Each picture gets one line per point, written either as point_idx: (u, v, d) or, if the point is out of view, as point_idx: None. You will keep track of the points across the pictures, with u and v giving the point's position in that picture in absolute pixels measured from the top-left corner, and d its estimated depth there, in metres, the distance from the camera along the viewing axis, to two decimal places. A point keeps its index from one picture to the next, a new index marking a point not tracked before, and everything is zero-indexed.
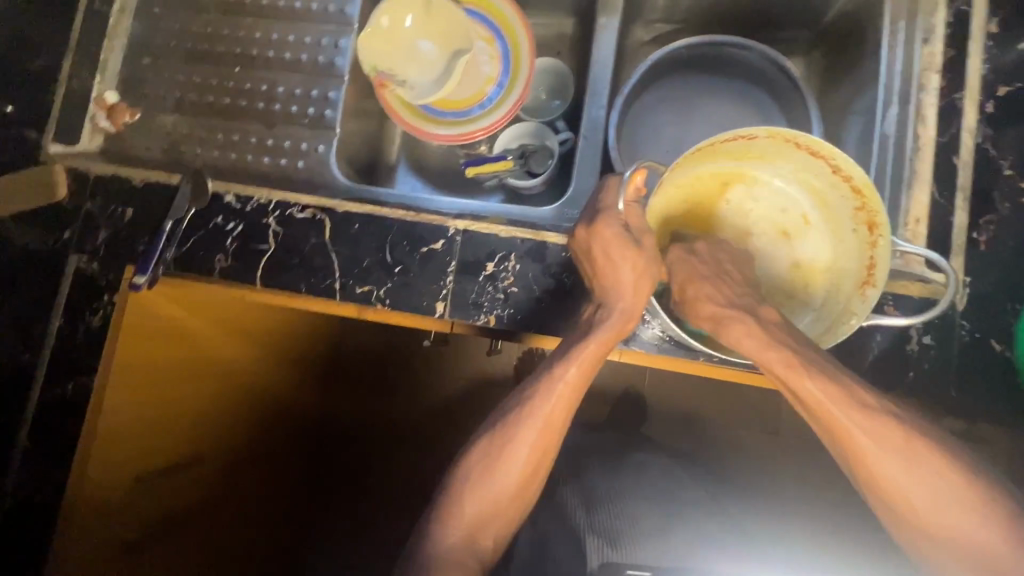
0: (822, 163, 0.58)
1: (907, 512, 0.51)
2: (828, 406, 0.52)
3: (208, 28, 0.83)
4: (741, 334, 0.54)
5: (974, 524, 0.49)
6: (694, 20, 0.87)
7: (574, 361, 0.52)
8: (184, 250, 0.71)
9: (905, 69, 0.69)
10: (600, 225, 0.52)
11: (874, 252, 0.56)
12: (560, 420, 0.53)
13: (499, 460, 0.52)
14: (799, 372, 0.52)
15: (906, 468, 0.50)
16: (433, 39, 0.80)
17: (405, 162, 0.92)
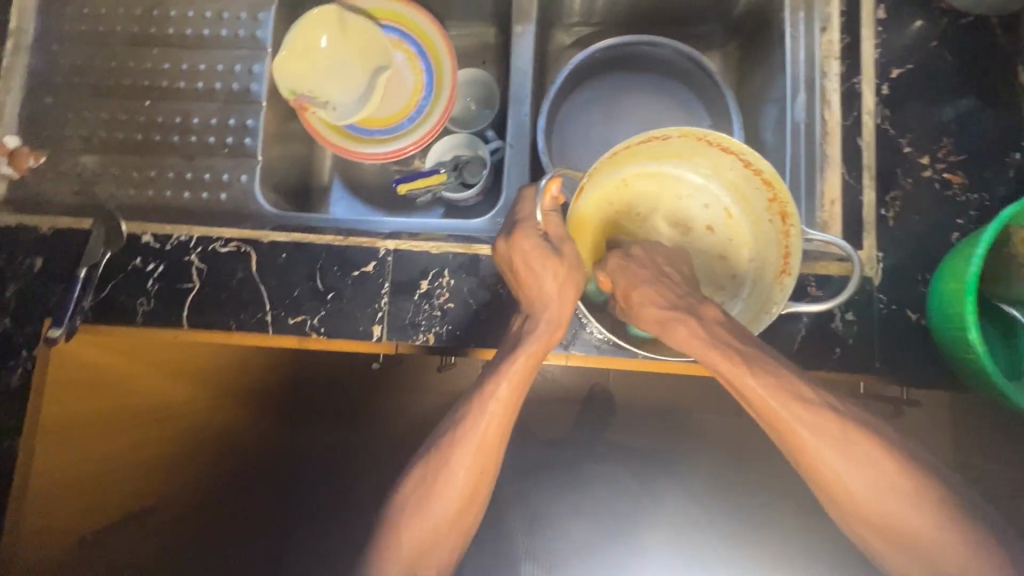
0: (732, 158, 0.60)
1: (855, 507, 0.53)
2: (768, 402, 0.53)
3: (112, 61, 0.79)
4: (684, 337, 0.56)
5: (918, 518, 0.50)
6: (612, 20, 0.88)
7: (506, 376, 0.54)
8: (103, 296, 0.68)
9: (808, 57, 0.72)
10: (518, 238, 0.55)
11: (788, 241, 0.59)
12: (497, 435, 0.55)
13: (439, 481, 0.54)
14: (741, 368, 0.54)
15: (849, 464, 0.52)
16: (352, 58, 0.79)
17: (340, 180, 0.89)
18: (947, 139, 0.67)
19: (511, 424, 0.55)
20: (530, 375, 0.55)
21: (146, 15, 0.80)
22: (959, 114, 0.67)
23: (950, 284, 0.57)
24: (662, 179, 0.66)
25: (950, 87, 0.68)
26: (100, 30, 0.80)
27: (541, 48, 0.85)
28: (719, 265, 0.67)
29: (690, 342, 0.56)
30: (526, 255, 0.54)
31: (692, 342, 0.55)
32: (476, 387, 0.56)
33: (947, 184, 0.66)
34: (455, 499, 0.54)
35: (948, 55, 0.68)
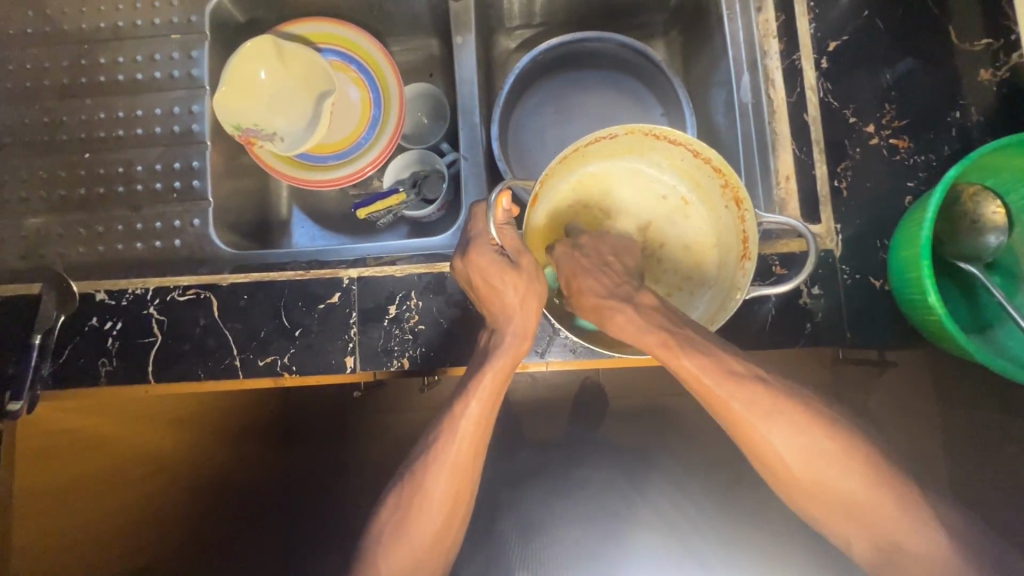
0: (680, 148, 0.61)
1: (788, 474, 0.55)
2: (706, 382, 0.54)
3: (45, 117, 0.77)
4: (622, 324, 0.56)
5: (843, 478, 0.53)
6: (553, 20, 0.88)
7: (475, 397, 0.53)
8: (63, 360, 0.66)
9: (747, 39, 0.73)
10: (473, 254, 0.55)
11: (743, 225, 0.59)
12: (470, 456, 0.54)
13: (416, 508, 0.54)
14: (675, 351, 0.54)
15: (782, 433, 0.54)
16: (294, 86, 0.77)
17: (299, 209, 0.86)
18: (889, 105, 0.68)
19: (484, 441, 0.55)
20: (499, 392, 0.54)
21: (75, 65, 0.78)
22: (898, 79, 0.68)
23: (908, 248, 0.57)
24: (619, 177, 0.66)
25: (887, 54, 0.69)
26: (28, 86, 0.77)
27: (486, 56, 0.85)
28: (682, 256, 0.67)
29: (629, 327, 0.56)
30: (484, 270, 0.54)
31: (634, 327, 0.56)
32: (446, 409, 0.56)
33: (897, 146, 0.67)
34: (434, 524, 0.54)
35: (882, 23, 0.69)
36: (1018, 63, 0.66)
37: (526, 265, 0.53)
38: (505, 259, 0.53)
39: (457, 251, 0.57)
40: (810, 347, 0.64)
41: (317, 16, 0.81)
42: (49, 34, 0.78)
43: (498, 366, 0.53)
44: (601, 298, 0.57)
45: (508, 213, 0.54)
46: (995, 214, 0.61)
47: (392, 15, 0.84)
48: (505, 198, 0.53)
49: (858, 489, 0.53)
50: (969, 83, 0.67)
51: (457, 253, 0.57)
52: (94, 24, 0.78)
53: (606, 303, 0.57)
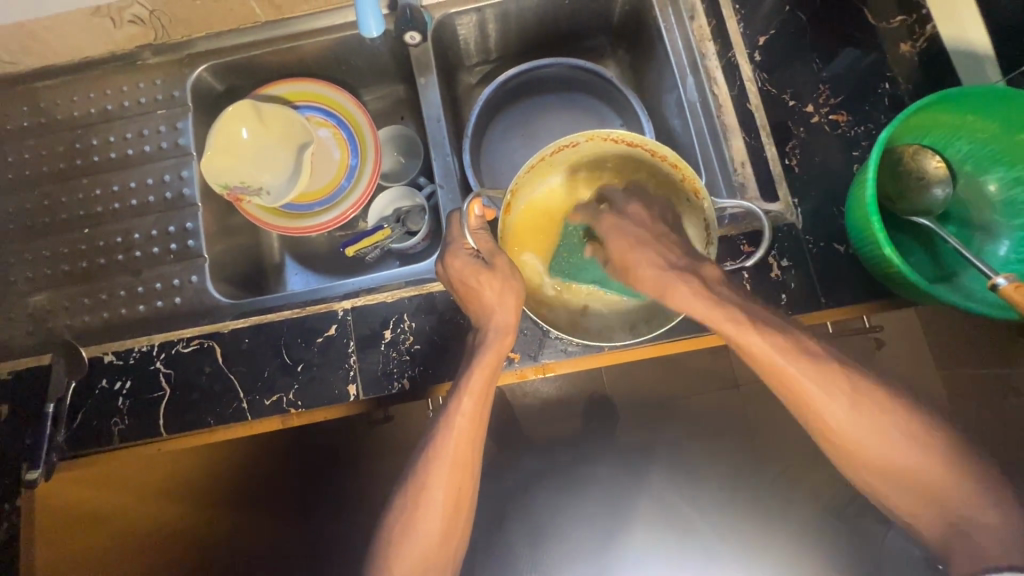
0: (638, 151, 0.65)
1: (844, 442, 0.53)
2: (777, 358, 0.53)
3: (45, 199, 0.82)
4: (686, 299, 0.56)
5: (905, 448, 0.51)
6: (509, 54, 0.94)
7: (468, 392, 0.56)
8: (76, 425, 0.68)
9: (685, 46, 0.79)
10: (449, 260, 0.59)
11: (704, 212, 0.63)
12: (468, 449, 0.56)
13: (420, 503, 0.56)
14: (748, 328, 0.54)
15: (859, 419, 0.52)
16: (275, 143, 0.82)
17: (291, 257, 0.90)
18: (824, 85, 0.73)
19: (481, 434, 0.57)
20: (491, 385, 0.57)
21: (71, 149, 0.83)
22: (827, 62, 0.74)
23: (858, 206, 0.61)
24: (588, 184, 0.71)
25: (814, 41, 0.75)
26: (28, 174, 0.83)
27: (450, 93, 0.91)
28: None
29: (690, 304, 0.56)
30: (461, 271, 0.58)
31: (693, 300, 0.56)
32: (442, 407, 0.58)
33: (839, 121, 0.72)
34: (437, 520, 0.56)
35: (804, 15, 0.76)
36: (933, 33, 0.72)
37: (500, 265, 0.57)
38: (480, 261, 0.58)
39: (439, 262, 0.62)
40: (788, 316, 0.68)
41: (302, 76, 0.87)
42: (44, 124, 0.84)
43: (487, 360, 0.57)
44: (667, 270, 0.58)
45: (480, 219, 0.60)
46: (937, 168, 0.66)
47: (359, 69, 0.90)
48: (476, 207, 0.59)
49: (923, 462, 0.51)
50: (891, 57, 0.73)
51: (439, 263, 0.61)
52: (85, 110, 0.84)
53: (674, 276, 0.57)
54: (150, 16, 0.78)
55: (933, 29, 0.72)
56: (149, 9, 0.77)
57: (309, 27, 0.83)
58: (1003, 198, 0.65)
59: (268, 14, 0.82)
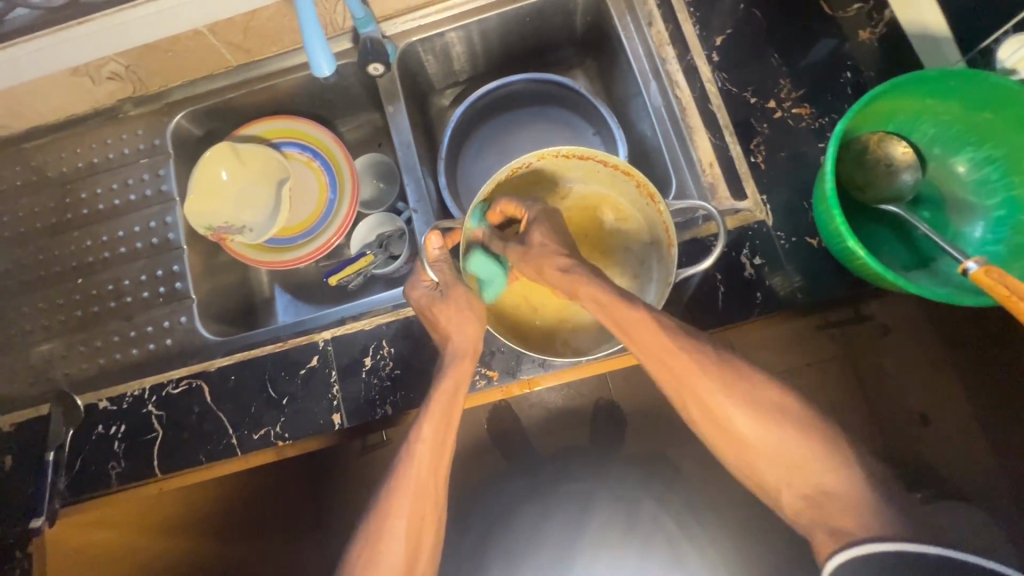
0: (593, 162, 0.68)
1: (727, 430, 0.57)
2: (673, 360, 0.57)
3: (40, 254, 0.85)
4: (592, 293, 0.60)
5: (778, 434, 0.56)
6: (478, 74, 0.96)
7: (427, 418, 0.60)
8: (75, 472, 0.70)
9: (645, 52, 0.79)
10: (411, 291, 0.65)
11: (664, 217, 0.65)
12: (430, 474, 0.60)
13: (384, 534, 0.58)
14: (654, 331, 0.57)
15: (732, 401, 0.57)
16: (254, 181, 0.85)
17: (281, 289, 0.92)
18: (785, 79, 0.73)
19: (443, 461, 0.60)
20: (450, 410, 0.61)
21: (63, 204, 0.87)
22: (787, 57, 0.74)
23: (822, 202, 0.61)
24: (550, 199, 0.74)
25: (774, 37, 0.75)
26: (23, 231, 0.86)
27: (422, 118, 0.93)
28: (616, 257, 0.74)
29: (594, 300, 0.60)
30: (422, 301, 0.64)
31: (596, 298, 0.59)
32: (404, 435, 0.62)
33: (802, 115, 0.72)
34: (400, 549, 0.57)
35: (760, 12, 0.76)
36: (892, 18, 0.72)
37: (459, 293, 0.62)
38: (441, 292, 0.63)
39: (411, 290, 0.65)
40: (764, 314, 0.68)
41: (288, 114, 0.90)
42: (36, 181, 0.88)
43: (447, 386, 0.61)
44: (557, 270, 0.62)
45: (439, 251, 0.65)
46: (904, 154, 0.65)
47: (333, 102, 0.92)
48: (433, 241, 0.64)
49: (799, 446, 0.55)
50: (852, 46, 0.72)
51: (411, 291, 0.65)
52: (74, 165, 0.88)
53: (567, 277, 0.61)
54: (126, 71, 0.81)
55: (892, 15, 0.72)
56: (125, 65, 0.80)
57: (278, 67, 0.85)
58: (974, 178, 0.64)
59: (238, 59, 0.84)
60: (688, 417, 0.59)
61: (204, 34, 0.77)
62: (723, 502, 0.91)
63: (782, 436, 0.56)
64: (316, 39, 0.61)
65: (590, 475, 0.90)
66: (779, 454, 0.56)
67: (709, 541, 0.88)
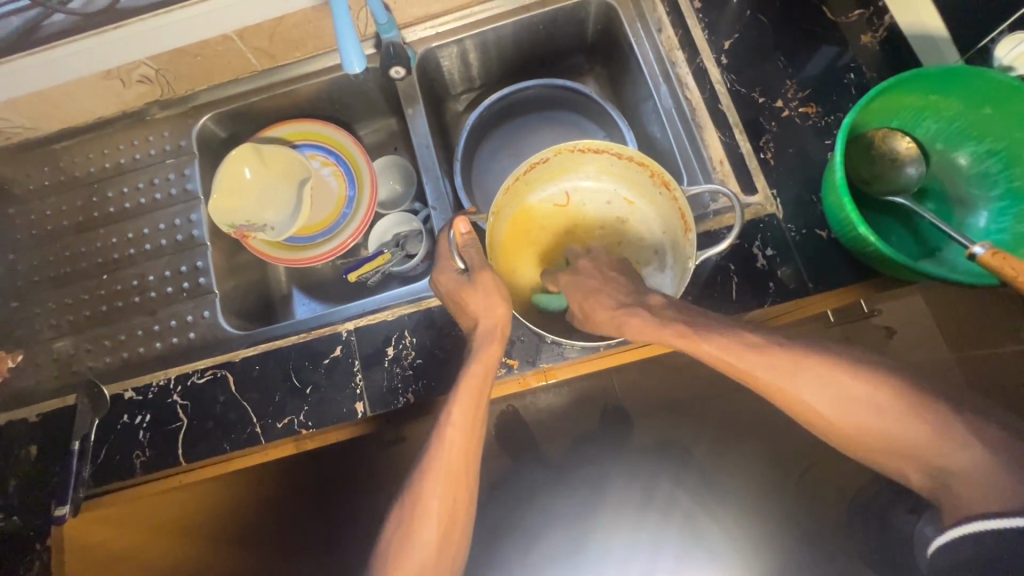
0: (606, 154, 0.71)
1: (835, 423, 0.56)
2: (731, 361, 0.57)
3: (65, 252, 0.87)
4: (638, 327, 0.61)
5: (869, 411, 0.54)
6: (491, 81, 0.99)
7: (458, 404, 0.61)
8: (101, 460, 0.72)
9: (655, 56, 0.82)
10: (439, 275, 0.68)
11: (679, 204, 0.68)
12: (462, 457, 0.60)
13: (417, 519, 0.59)
14: (695, 341, 0.58)
15: (814, 390, 0.56)
16: (275, 181, 0.87)
17: (299, 287, 0.93)
18: (791, 81, 0.76)
19: (475, 442, 0.62)
20: (480, 394, 0.62)
21: (89, 204, 0.89)
22: (793, 60, 0.77)
23: (833, 193, 0.63)
24: (565, 195, 0.77)
25: (779, 42, 0.78)
26: (49, 229, 0.88)
27: (438, 121, 0.96)
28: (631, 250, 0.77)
29: (639, 328, 0.61)
30: (449, 287, 0.67)
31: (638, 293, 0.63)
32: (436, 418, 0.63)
33: (808, 114, 0.75)
34: (435, 531, 0.59)
35: (764, 19, 0.80)
36: (891, 22, 0.76)
37: (487, 277, 0.64)
38: (465, 278, 0.65)
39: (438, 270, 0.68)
40: (776, 303, 0.69)
41: (310, 118, 0.93)
42: (63, 182, 0.90)
43: (477, 372, 0.62)
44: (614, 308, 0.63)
45: (467, 235, 0.67)
46: (908, 149, 0.68)
47: (351, 106, 0.95)
48: (461, 226, 0.67)
49: (898, 426, 0.53)
50: (855, 49, 0.76)
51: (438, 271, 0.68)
52: (101, 165, 0.90)
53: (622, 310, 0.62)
54: (156, 74, 0.84)
55: (892, 19, 0.75)
56: (155, 69, 0.83)
57: (300, 72, 0.89)
58: (976, 171, 0.67)
59: (264, 64, 0.87)
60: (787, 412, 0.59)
61: (233, 39, 0.80)
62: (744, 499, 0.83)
63: (881, 419, 0.54)
64: (349, 39, 0.64)
65: None
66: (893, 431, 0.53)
67: (734, 534, 0.83)
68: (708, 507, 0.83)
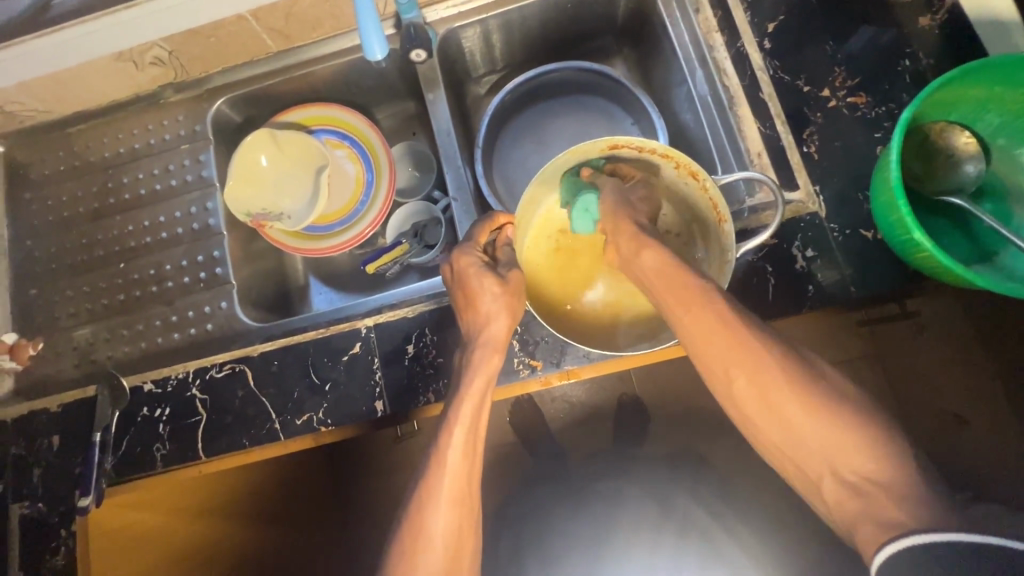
0: (625, 149, 0.68)
1: (803, 442, 0.55)
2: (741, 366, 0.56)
3: (82, 239, 0.86)
4: (698, 318, 0.58)
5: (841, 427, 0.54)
6: (514, 64, 0.95)
7: (457, 422, 0.60)
8: (121, 452, 0.72)
9: (692, 39, 0.78)
10: (459, 255, 0.65)
11: (709, 193, 0.65)
12: (463, 481, 0.59)
13: (419, 543, 0.57)
14: (744, 356, 0.56)
15: (800, 411, 0.55)
16: (290, 168, 0.84)
17: (316, 277, 0.92)
18: (839, 68, 0.71)
19: (474, 464, 0.60)
20: (479, 411, 0.60)
21: (105, 190, 0.87)
22: (842, 45, 0.72)
23: (887, 194, 0.59)
24: None
25: (827, 24, 0.73)
26: (65, 215, 0.87)
27: (459, 106, 0.92)
28: None
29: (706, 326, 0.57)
30: (467, 269, 0.64)
31: (659, 265, 0.62)
32: (432, 438, 0.61)
33: (857, 105, 0.70)
34: (440, 558, 0.57)
35: None
36: (953, 4, 0.70)
37: (511, 279, 0.64)
38: (487, 267, 0.64)
39: (456, 253, 0.65)
40: (814, 308, 0.66)
41: (326, 102, 0.89)
42: (77, 167, 0.89)
43: (477, 385, 0.60)
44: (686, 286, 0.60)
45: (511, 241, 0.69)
46: (967, 144, 0.64)
47: (370, 90, 0.92)
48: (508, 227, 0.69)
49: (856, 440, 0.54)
50: (911, 33, 0.70)
51: (456, 256, 0.65)
52: (115, 150, 0.88)
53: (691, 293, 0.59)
54: (170, 56, 0.81)
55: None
56: (168, 50, 0.80)
57: (317, 54, 0.85)
58: None
59: (279, 45, 0.84)
60: (752, 418, 0.58)
61: (248, 19, 0.77)
62: None
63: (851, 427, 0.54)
64: (370, 22, 0.60)
65: (619, 468, 0.89)
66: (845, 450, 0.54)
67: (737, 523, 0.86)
68: (715, 499, 0.88)
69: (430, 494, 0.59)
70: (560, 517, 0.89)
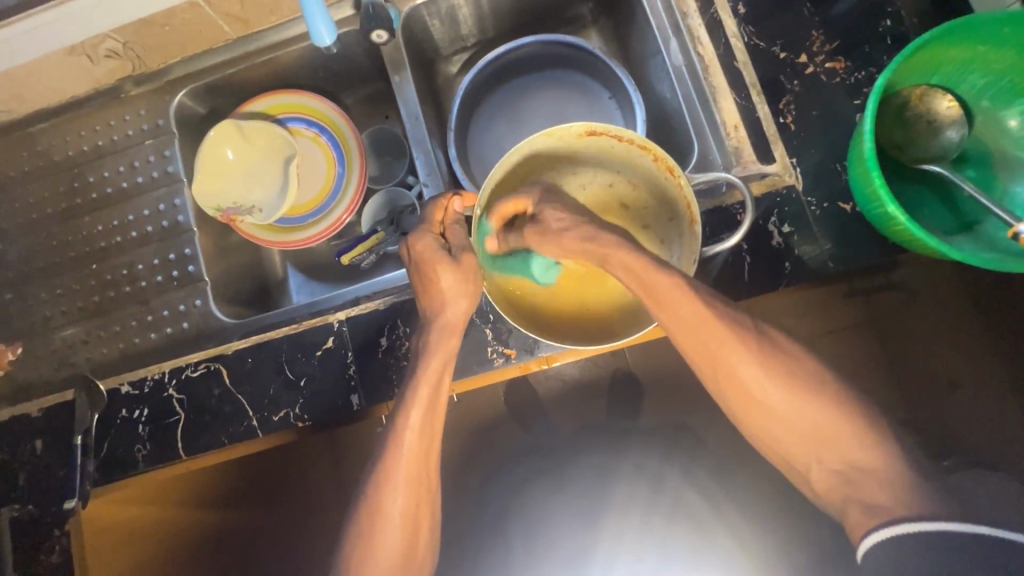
0: (606, 136, 0.65)
1: (757, 410, 0.55)
2: (704, 339, 0.55)
3: (52, 241, 0.85)
4: (668, 292, 0.55)
5: (801, 401, 0.54)
6: (485, 40, 0.91)
7: (415, 405, 0.60)
8: (104, 454, 0.73)
9: (664, 5, 0.73)
10: (416, 240, 0.63)
11: (682, 187, 0.63)
12: (418, 463, 0.60)
13: (375, 524, 0.59)
14: (711, 329, 0.55)
15: (752, 375, 0.55)
16: (258, 160, 0.82)
17: (294, 268, 0.89)
18: (818, 31, 0.68)
19: (431, 444, 0.61)
20: (436, 392, 0.61)
21: (72, 190, 0.86)
22: (821, 6, 0.68)
23: (861, 163, 0.57)
24: (561, 180, 0.72)
25: None
26: (34, 217, 0.86)
27: (429, 87, 0.89)
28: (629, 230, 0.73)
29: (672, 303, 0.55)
30: (424, 254, 0.62)
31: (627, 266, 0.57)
32: (390, 420, 0.62)
33: (836, 71, 0.67)
34: (397, 537, 0.59)
35: None
36: None
37: (467, 262, 0.62)
38: (447, 252, 0.62)
39: (415, 237, 0.63)
40: (790, 284, 0.65)
41: (292, 89, 0.86)
42: (42, 167, 0.87)
43: (433, 368, 0.60)
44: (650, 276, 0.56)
45: (460, 214, 0.66)
46: (949, 108, 0.61)
47: (336, 74, 0.89)
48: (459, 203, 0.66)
49: (826, 420, 0.53)
50: None
51: (415, 238, 0.63)
52: (79, 148, 0.86)
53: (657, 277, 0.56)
54: (124, 48, 0.78)
55: None
56: (122, 42, 0.77)
57: (277, 39, 0.82)
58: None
59: (236, 31, 0.81)
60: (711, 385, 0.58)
61: (200, 5, 0.73)
62: (738, 465, 0.87)
63: (822, 407, 0.54)
64: (314, 4, 0.58)
65: (605, 450, 0.89)
66: (817, 432, 0.53)
67: (723, 500, 0.87)
68: (702, 477, 0.88)
69: (388, 479, 0.60)
70: (547, 500, 0.89)
